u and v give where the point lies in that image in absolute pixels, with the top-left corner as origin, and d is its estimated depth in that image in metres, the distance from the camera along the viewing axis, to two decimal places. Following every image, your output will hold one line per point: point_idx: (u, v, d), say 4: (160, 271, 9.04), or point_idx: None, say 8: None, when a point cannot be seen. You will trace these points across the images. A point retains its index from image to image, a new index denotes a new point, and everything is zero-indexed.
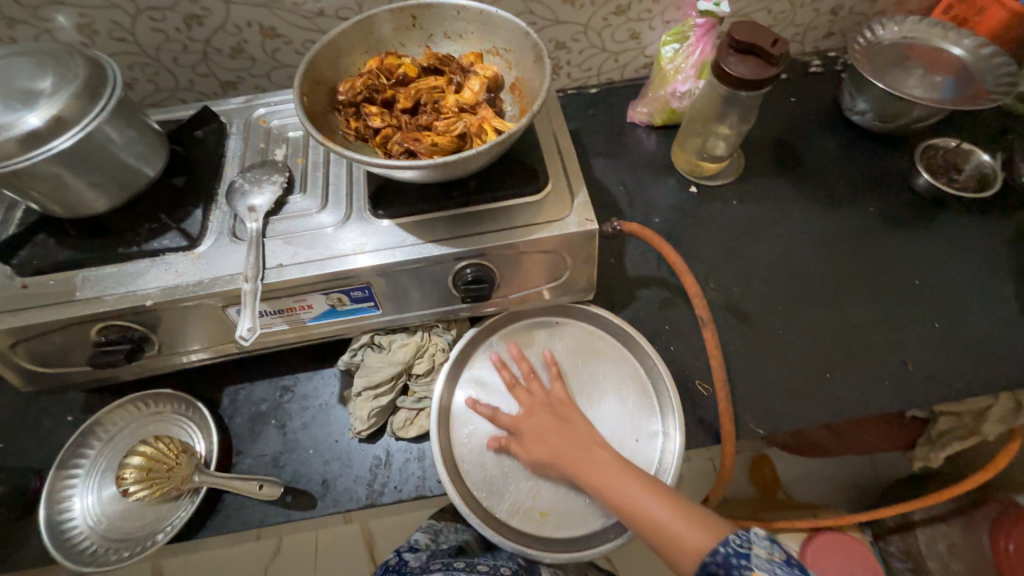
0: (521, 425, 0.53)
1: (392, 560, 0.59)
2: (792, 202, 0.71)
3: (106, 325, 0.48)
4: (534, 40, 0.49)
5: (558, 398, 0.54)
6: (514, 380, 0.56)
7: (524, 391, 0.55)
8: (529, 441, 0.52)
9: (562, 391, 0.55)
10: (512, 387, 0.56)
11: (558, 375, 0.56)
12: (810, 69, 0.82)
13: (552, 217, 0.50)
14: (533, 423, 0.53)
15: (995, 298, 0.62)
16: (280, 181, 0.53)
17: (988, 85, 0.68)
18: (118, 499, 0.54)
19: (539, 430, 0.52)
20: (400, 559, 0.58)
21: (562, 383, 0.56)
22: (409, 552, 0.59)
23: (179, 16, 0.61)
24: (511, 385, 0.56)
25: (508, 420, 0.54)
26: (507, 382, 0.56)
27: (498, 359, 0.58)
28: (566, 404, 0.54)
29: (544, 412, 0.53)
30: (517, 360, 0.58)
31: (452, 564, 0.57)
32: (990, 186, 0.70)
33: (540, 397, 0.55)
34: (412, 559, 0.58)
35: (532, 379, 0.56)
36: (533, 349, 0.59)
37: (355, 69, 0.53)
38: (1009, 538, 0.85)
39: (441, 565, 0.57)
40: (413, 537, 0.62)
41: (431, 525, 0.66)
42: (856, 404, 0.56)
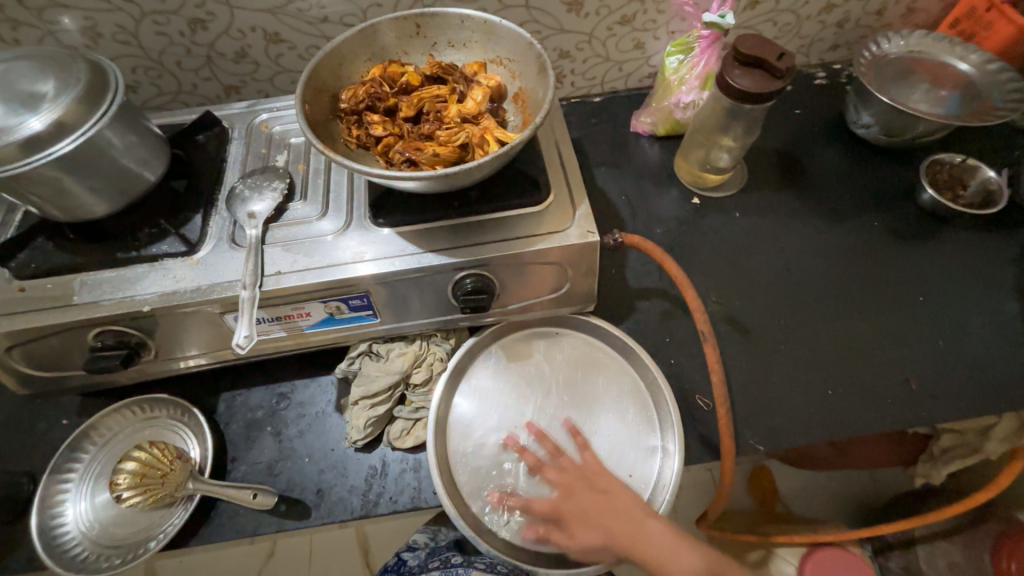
0: (562, 510, 0.50)
1: (393, 560, 0.65)
2: (796, 215, 0.70)
3: (103, 330, 0.48)
4: (537, 50, 0.49)
5: (592, 469, 0.52)
6: (539, 459, 0.53)
7: (555, 470, 0.52)
8: (573, 527, 0.50)
9: (595, 461, 0.52)
10: (540, 467, 0.52)
11: (586, 445, 0.53)
12: (815, 81, 0.82)
13: (554, 228, 0.50)
14: (577, 505, 0.50)
15: (1000, 316, 0.61)
16: (281, 188, 0.53)
17: (996, 101, 0.68)
18: (111, 505, 0.53)
19: (582, 512, 0.50)
20: (400, 559, 0.64)
21: (592, 452, 0.53)
22: (407, 552, 0.65)
23: (183, 20, 0.61)
24: (538, 463, 0.52)
25: (546, 507, 0.51)
26: (533, 462, 0.52)
27: (515, 440, 0.54)
28: (605, 476, 0.51)
29: (584, 489, 0.51)
30: (537, 438, 0.54)
31: (451, 560, 0.62)
32: (994, 203, 0.69)
33: (574, 472, 0.52)
34: (411, 558, 0.64)
35: (559, 454, 0.53)
36: (548, 417, 0.56)
37: (358, 77, 0.53)
38: (1012, 559, 0.87)
39: (439, 562, 0.62)
40: (413, 537, 0.67)
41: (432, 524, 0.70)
42: (859, 422, 0.56)
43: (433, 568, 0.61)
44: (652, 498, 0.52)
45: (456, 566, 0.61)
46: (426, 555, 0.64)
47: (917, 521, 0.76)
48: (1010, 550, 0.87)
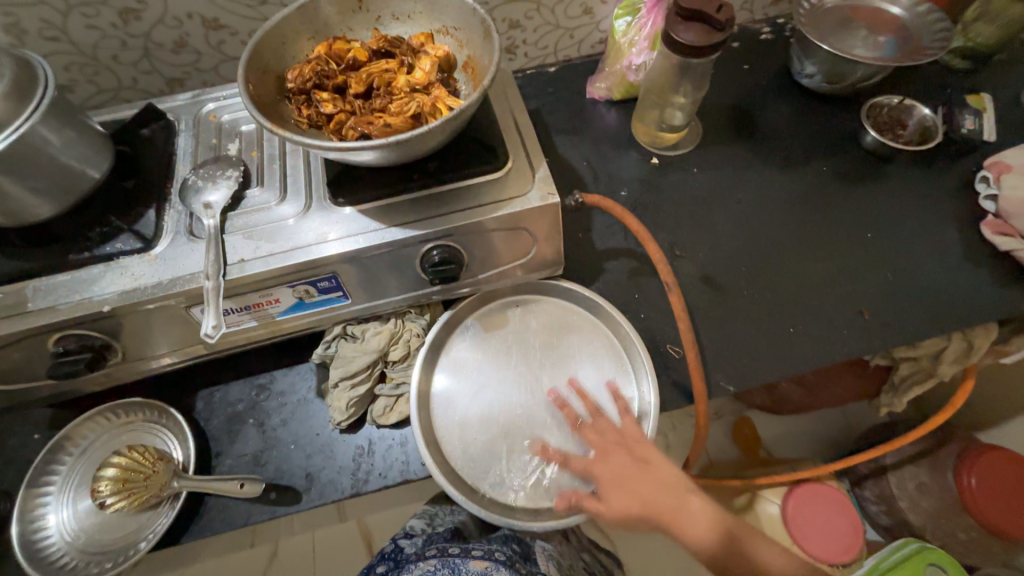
0: (595, 471, 0.52)
1: (391, 548, 0.66)
2: (751, 166, 0.73)
3: (63, 335, 0.47)
4: (481, 15, 0.49)
5: (632, 435, 0.53)
6: (579, 418, 0.55)
7: (592, 430, 0.54)
8: (608, 490, 0.51)
9: (635, 427, 0.54)
10: (577, 426, 0.54)
11: (627, 411, 0.55)
12: (761, 36, 0.84)
13: (515, 193, 0.51)
14: (614, 469, 0.51)
15: (942, 245, 0.65)
16: (235, 175, 0.52)
17: (926, 41, 0.71)
18: (95, 512, 0.52)
19: (616, 476, 0.51)
20: (397, 546, 0.66)
21: (631, 418, 0.54)
22: (404, 540, 0.66)
23: (113, 10, 0.59)
24: (576, 421, 0.54)
25: (582, 464, 0.53)
26: (571, 418, 0.55)
27: (558, 397, 0.56)
28: (646, 446, 0.53)
29: (623, 455, 0.52)
30: (579, 396, 0.56)
31: (448, 550, 0.61)
32: (931, 139, 0.72)
33: (615, 436, 0.53)
34: (408, 546, 0.65)
35: (597, 415, 0.54)
36: (589, 378, 0.58)
37: (302, 56, 0.52)
38: (971, 474, 0.93)
39: (436, 551, 0.61)
40: (410, 523, 0.69)
41: (428, 510, 0.72)
42: (820, 354, 0.59)
43: (431, 555, 0.61)
44: None
45: (453, 556, 0.60)
46: (423, 542, 0.65)
47: (886, 448, 0.83)
48: (968, 466, 0.94)
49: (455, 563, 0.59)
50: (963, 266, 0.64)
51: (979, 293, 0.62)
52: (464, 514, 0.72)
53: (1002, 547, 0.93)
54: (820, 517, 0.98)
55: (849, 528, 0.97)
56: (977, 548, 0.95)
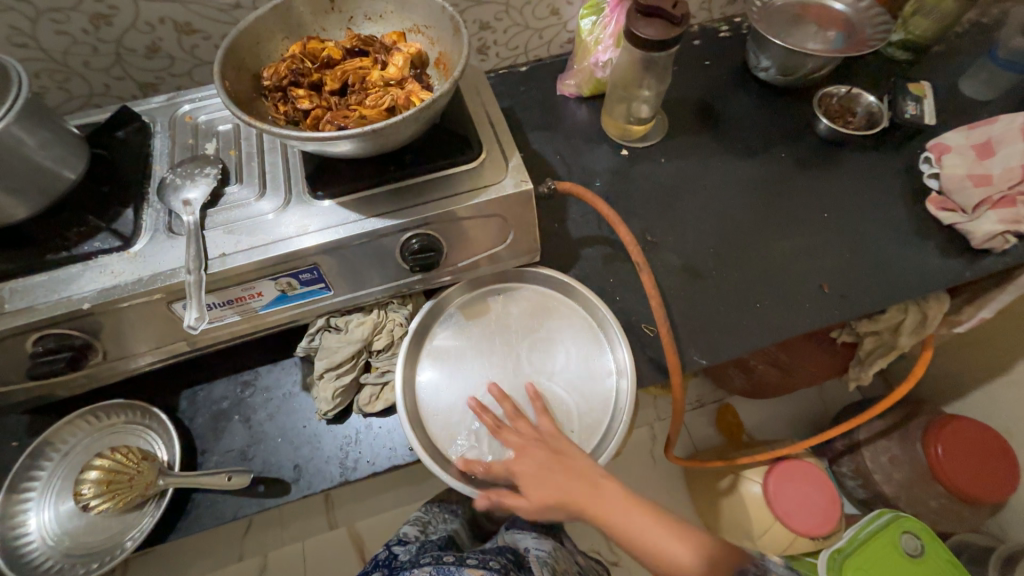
0: (515, 470, 0.53)
1: (383, 555, 0.68)
2: (714, 154, 0.76)
3: (42, 335, 0.47)
4: (449, 12, 0.51)
5: (549, 433, 0.55)
6: (499, 422, 0.55)
7: (513, 434, 0.54)
8: (527, 487, 0.53)
9: (550, 425, 0.55)
10: (497, 431, 0.54)
11: (545, 411, 0.56)
12: (719, 34, 0.88)
13: (490, 181, 0.53)
14: (534, 465, 0.53)
15: (894, 223, 0.70)
16: (213, 173, 0.53)
17: (869, 34, 0.76)
18: (78, 516, 0.52)
19: (534, 473, 0.53)
20: (391, 553, 0.69)
21: (548, 417, 0.56)
22: (398, 546, 0.70)
23: (84, 16, 0.59)
24: (496, 426, 0.55)
25: (501, 467, 0.53)
26: (491, 424, 0.55)
27: (476, 403, 0.56)
28: (562, 440, 0.54)
29: (540, 452, 0.53)
30: (498, 400, 0.56)
31: (443, 557, 0.62)
32: (878, 124, 0.78)
33: (532, 436, 0.54)
34: (402, 553, 0.68)
35: (516, 418, 0.55)
36: (512, 380, 0.58)
37: (277, 55, 0.53)
38: (937, 443, 0.97)
39: (431, 560, 0.62)
40: (404, 531, 0.73)
41: (420, 518, 0.78)
42: (784, 327, 0.62)
43: (425, 564, 0.61)
44: (611, 422, 0.57)
45: (448, 563, 0.60)
46: (416, 549, 0.69)
47: (856, 420, 0.87)
48: (934, 437, 0.97)
49: (450, 569, 0.59)
50: (911, 240, 0.68)
51: (928, 265, 0.66)
52: (455, 522, 0.81)
53: (970, 511, 0.97)
54: (800, 493, 1.01)
55: (829, 503, 1.00)
56: (948, 514, 1.00)
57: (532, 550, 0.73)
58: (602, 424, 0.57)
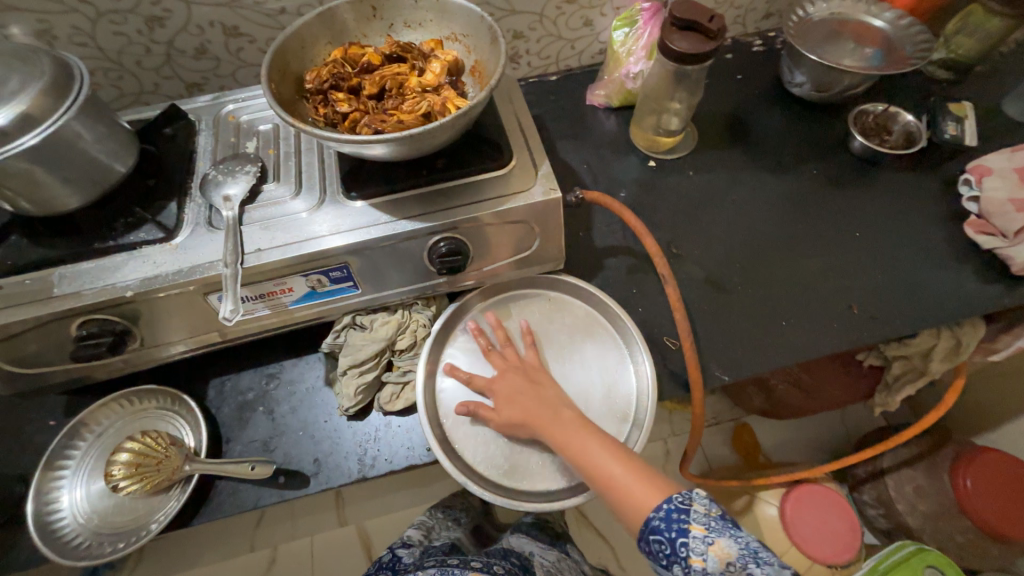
0: (494, 386, 0.56)
1: (387, 557, 0.69)
2: (743, 169, 0.76)
3: (87, 319, 0.49)
4: (488, 22, 0.52)
5: (531, 363, 0.57)
6: (490, 346, 0.59)
7: (499, 356, 0.58)
8: (498, 402, 0.55)
9: (535, 358, 0.58)
10: (487, 353, 0.59)
11: (533, 345, 0.59)
12: (752, 48, 0.88)
13: (519, 189, 0.54)
14: (508, 385, 0.55)
15: (929, 245, 0.68)
16: (253, 171, 0.55)
17: (909, 53, 0.75)
18: (108, 495, 0.54)
19: (509, 392, 0.55)
20: (395, 555, 0.69)
21: (536, 351, 0.59)
22: (402, 549, 0.70)
23: (140, 18, 0.62)
24: (487, 348, 0.59)
25: (482, 384, 0.57)
26: (483, 346, 0.59)
27: (475, 327, 0.61)
28: (541, 371, 0.57)
29: (516, 376, 0.56)
30: (493, 328, 0.60)
31: (447, 560, 0.63)
32: (917, 142, 0.76)
33: (513, 362, 0.58)
34: (406, 555, 0.69)
35: (506, 345, 0.59)
36: (512, 320, 0.62)
37: (320, 59, 0.55)
38: (966, 476, 0.94)
39: (434, 562, 0.62)
40: (407, 536, 0.74)
41: (425, 523, 0.80)
42: (810, 347, 0.61)
43: (429, 566, 0.61)
44: (629, 434, 0.57)
45: (453, 565, 0.61)
46: (420, 553, 0.70)
47: (881, 446, 0.84)
48: (964, 469, 0.94)
49: (455, 571, 0.59)
50: (946, 264, 0.66)
51: (963, 289, 0.64)
52: (457, 531, 0.82)
53: (999, 549, 0.93)
54: (819, 518, 0.98)
55: (849, 531, 0.97)
56: (975, 551, 0.96)
57: (535, 556, 0.75)
58: (620, 436, 0.57)
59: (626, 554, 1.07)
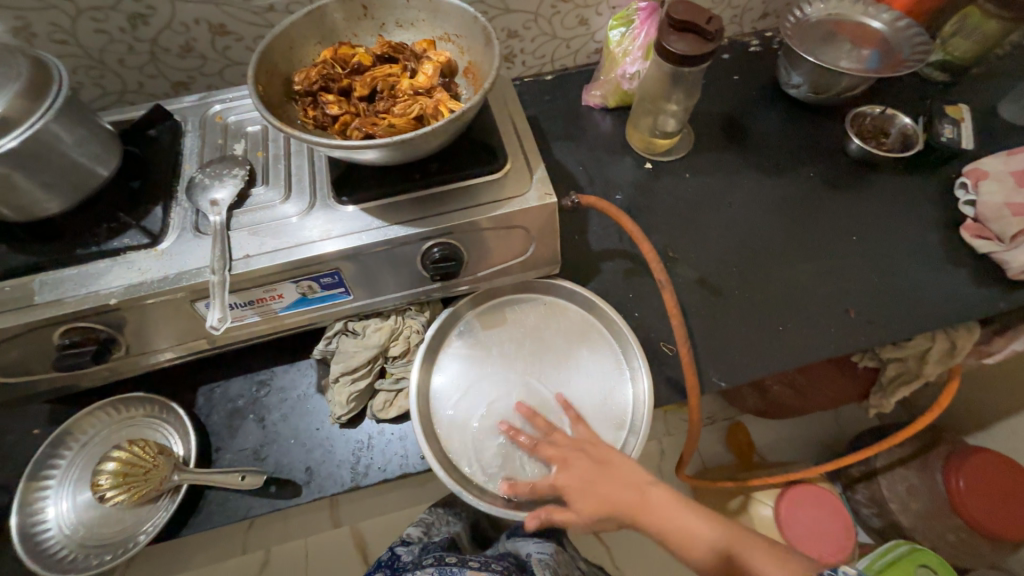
0: (561, 484, 0.52)
1: (386, 555, 0.68)
2: (740, 171, 0.75)
3: (69, 327, 0.48)
4: (482, 22, 0.51)
5: (587, 441, 0.54)
6: (535, 440, 0.55)
7: (550, 446, 0.54)
8: (575, 499, 0.53)
9: (588, 433, 0.55)
10: (534, 448, 0.54)
11: (578, 419, 0.56)
12: (749, 49, 0.87)
13: (514, 193, 0.53)
14: (578, 477, 0.52)
15: (925, 248, 0.68)
16: (241, 174, 0.54)
17: (906, 54, 0.74)
18: (94, 506, 0.53)
19: (581, 484, 0.52)
20: (394, 553, 0.69)
21: (584, 424, 0.56)
22: (401, 547, 0.70)
23: (123, 15, 0.60)
24: (532, 443, 0.54)
25: (546, 484, 0.53)
26: (527, 441, 0.55)
27: (508, 425, 0.56)
28: (603, 447, 0.54)
29: (582, 460, 0.53)
30: (528, 418, 0.56)
31: (445, 558, 0.62)
32: (914, 146, 0.75)
33: (570, 445, 0.54)
34: (405, 554, 0.68)
35: (552, 431, 0.55)
36: (541, 396, 0.58)
37: (309, 60, 0.54)
38: (959, 475, 0.94)
39: (433, 560, 0.62)
40: (407, 533, 0.73)
41: (424, 519, 0.78)
42: (807, 352, 0.61)
43: (428, 564, 0.61)
44: (625, 441, 0.56)
45: (451, 564, 0.60)
46: (419, 550, 0.69)
47: (875, 448, 0.84)
48: (956, 468, 0.95)
49: (453, 570, 0.58)
50: (942, 267, 0.66)
51: (959, 293, 0.64)
52: (458, 525, 0.81)
53: (990, 548, 0.94)
54: (814, 518, 0.98)
55: (844, 531, 0.98)
56: (967, 549, 0.96)
57: (534, 555, 0.72)
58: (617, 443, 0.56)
59: (621, 554, 1.08)
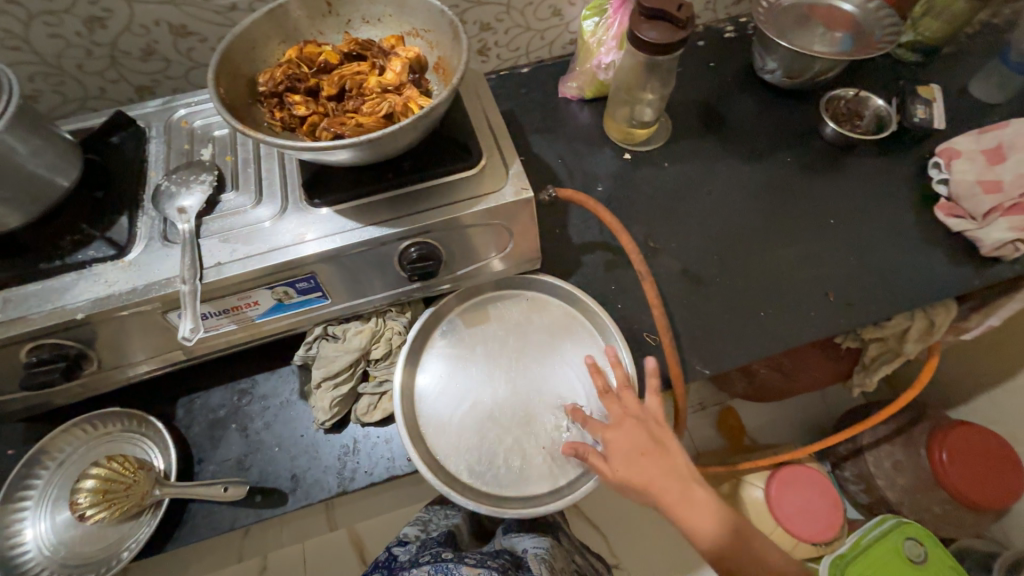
0: (610, 438, 0.53)
1: (383, 555, 0.69)
2: (718, 158, 0.75)
3: (36, 344, 0.46)
4: (449, 16, 0.50)
5: (651, 414, 0.55)
6: (607, 387, 0.56)
7: (616, 400, 0.55)
8: (617, 457, 0.53)
9: (655, 410, 0.55)
10: (604, 394, 0.55)
11: (654, 392, 0.56)
12: (724, 35, 0.87)
13: (490, 189, 0.52)
14: (627, 438, 0.53)
15: (900, 229, 0.69)
16: (209, 180, 0.52)
17: (877, 36, 0.75)
18: (74, 525, 0.52)
19: (627, 445, 0.53)
20: (391, 554, 0.69)
21: (656, 401, 0.56)
22: (399, 547, 0.70)
23: (78, 19, 0.58)
24: (605, 389, 0.56)
25: (598, 430, 0.54)
26: (602, 386, 0.56)
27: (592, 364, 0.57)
28: (663, 431, 0.55)
29: (638, 430, 0.54)
30: (611, 365, 0.57)
31: (441, 554, 0.62)
32: (888, 127, 0.76)
33: (635, 411, 0.54)
34: (402, 553, 0.68)
35: (625, 388, 0.55)
36: (624, 357, 0.58)
37: (273, 59, 0.52)
38: (942, 449, 0.95)
39: (430, 557, 0.62)
40: (404, 532, 0.73)
41: (420, 518, 0.78)
42: (789, 337, 0.62)
43: (425, 562, 0.61)
44: None
45: (447, 560, 0.60)
46: (416, 548, 0.68)
47: (860, 428, 0.86)
48: (940, 442, 0.96)
49: (449, 566, 0.59)
50: (917, 247, 0.67)
51: (934, 272, 0.65)
52: (458, 517, 0.78)
53: (973, 518, 0.96)
54: (804, 499, 1.00)
55: (833, 509, 1.00)
56: (951, 521, 0.99)
57: (530, 550, 0.72)
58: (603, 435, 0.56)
59: (617, 543, 1.09)
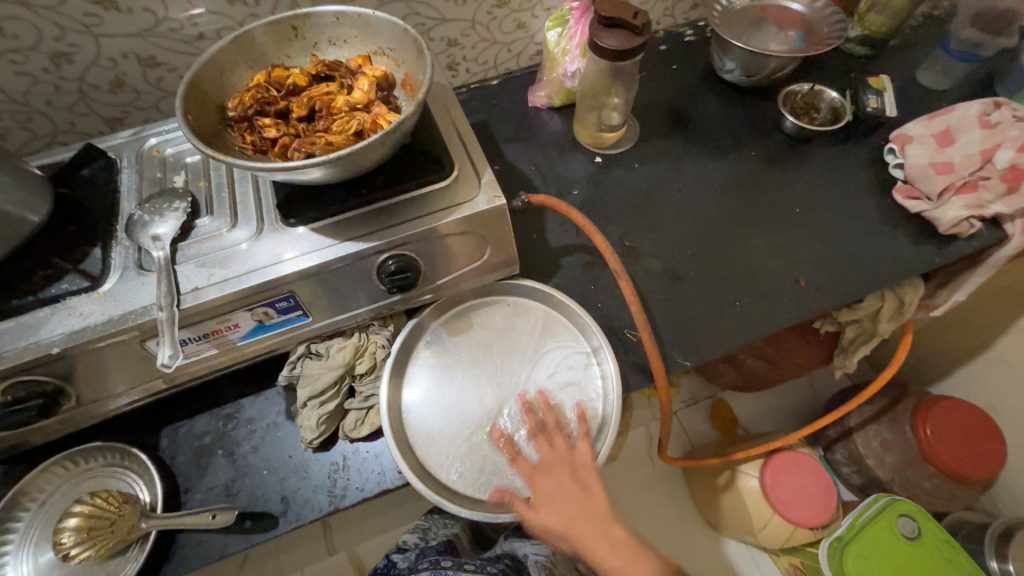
0: (536, 484, 0.53)
1: (383, 562, 0.68)
2: (686, 156, 0.78)
3: (11, 382, 0.45)
4: (412, 34, 0.51)
5: (581, 457, 0.54)
6: (538, 431, 0.56)
7: (546, 445, 0.55)
8: (540, 502, 0.52)
9: (585, 455, 0.54)
10: (534, 436, 0.55)
11: (586, 433, 0.56)
12: (684, 39, 0.90)
13: (463, 199, 0.53)
14: (553, 483, 0.53)
15: (864, 213, 0.71)
16: (183, 207, 0.52)
17: (826, 32, 0.80)
18: (58, 566, 0.50)
19: (552, 492, 0.53)
20: (390, 561, 0.68)
21: (588, 443, 0.55)
22: (398, 554, 0.69)
23: (44, 55, 0.58)
24: (534, 434, 0.55)
25: (526, 469, 0.54)
26: (532, 429, 0.56)
27: (527, 401, 0.57)
28: (592, 474, 0.54)
29: (564, 476, 0.54)
30: (544, 406, 0.57)
31: (440, 562, 0.61)
32: (841, 117, 0.80)
33: (566, 456, 0.55)
34: (401, 561, 0.67)
35: (557, 431, 0.56)
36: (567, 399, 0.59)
37: (242, 85, 0.53)
38: (926, 424, 0.97)
39: (428, 564, 0.61)
40: (403, 539, 0.72)
41: (420, 525, 0.76)
42: (765, 324, 0.63)
43: (424, 569, 0.60)
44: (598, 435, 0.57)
45: (446, 568, 0.59)
46: (416, 556, 0.67)
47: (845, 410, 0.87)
48: (923, 417, 0.98)
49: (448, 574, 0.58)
50: (880, 229, 0.70)
51: (898, 252, 0.68)
52: (456, 525, 0.78)
53: (961, 490, 0.99)
54: (797, 484, 1.01)
55: (824, 492, 1.01)
56: (941, 495, 1.01)
57: (531, 555, 0.71)
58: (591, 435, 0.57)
59: None
